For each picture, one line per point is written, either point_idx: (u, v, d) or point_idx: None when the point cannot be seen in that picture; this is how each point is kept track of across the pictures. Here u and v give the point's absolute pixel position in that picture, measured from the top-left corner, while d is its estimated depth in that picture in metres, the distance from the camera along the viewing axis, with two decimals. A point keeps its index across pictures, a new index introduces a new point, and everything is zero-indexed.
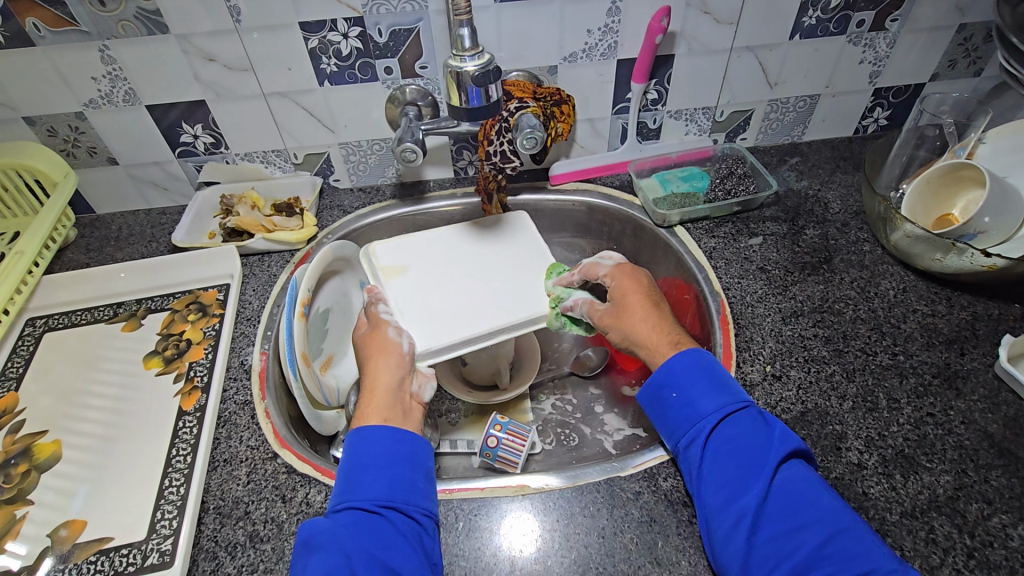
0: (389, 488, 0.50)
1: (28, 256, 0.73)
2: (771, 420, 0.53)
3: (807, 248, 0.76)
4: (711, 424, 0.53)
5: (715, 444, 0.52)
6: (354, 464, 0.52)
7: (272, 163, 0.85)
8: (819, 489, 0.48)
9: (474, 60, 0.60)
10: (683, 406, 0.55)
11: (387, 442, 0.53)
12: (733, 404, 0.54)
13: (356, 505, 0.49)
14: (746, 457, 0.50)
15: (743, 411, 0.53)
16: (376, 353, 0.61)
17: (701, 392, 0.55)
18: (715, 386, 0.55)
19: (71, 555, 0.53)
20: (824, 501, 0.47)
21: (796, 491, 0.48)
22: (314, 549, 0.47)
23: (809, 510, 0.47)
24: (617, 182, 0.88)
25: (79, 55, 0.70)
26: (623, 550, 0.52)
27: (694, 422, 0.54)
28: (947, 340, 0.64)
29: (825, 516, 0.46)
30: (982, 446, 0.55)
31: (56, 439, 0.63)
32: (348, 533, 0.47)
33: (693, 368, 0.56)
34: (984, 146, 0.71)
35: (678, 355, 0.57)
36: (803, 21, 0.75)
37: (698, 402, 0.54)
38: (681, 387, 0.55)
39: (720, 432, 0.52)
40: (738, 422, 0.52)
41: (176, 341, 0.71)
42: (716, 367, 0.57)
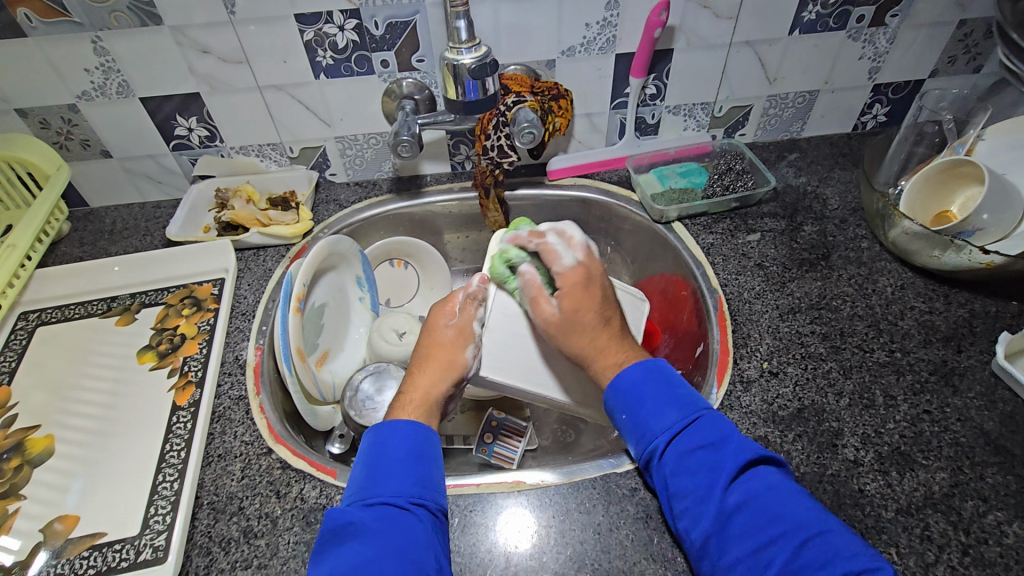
0: (418, 485, 0.50)
1: (21, 249, 0.72)
2: (725, 431, 0.51)
3: (805, 244, 0.75)
4: (663, 442, 0.52)
5: (669, 464, 0.51)
6: (381, 459, 0.52)
7: (267, 156, 0.84)
8: (784, 493, 0.47)
9: (471, 52, 0.59)
10: (635, 426, 0.54)
11: (414, 440, 0.53)
12: (684, 418, 0.52)
13: (386, 500, 0.49)
14: (702, 472, 0.49)
15: (693, 425, 0.52)
16: (437, 357, 0.61)
17: (651, 410, 0.53)
18: (663, 402, 0.54)
19: (63, 550, 0.53)
20: (787, 510, 0.45)
21: (759, 500, 0.46)
22: (343, 540, 0.46)
23: (774, 519, 0.45)
24: (615, 177, 0.88)
25: (71, 46, 0.69)
26: (619, 546, 0.52)
27: (647, 441, 0.53)
28: (944, 337, 0.64)
29: (792, 524, 0.44)
30: (979, 444, 0.55)
31: (48, 434, 0.62)
32: (379, 527, 0.47)
33: (642, 381, 0.55)
34: (984, 143, 0.71)
35: (628, 371, 0.56)
36: (803, 16, 0.74)
37: (647, 422, 0.53)
38: (630, 408, 0.54)
39: (671, 450, 0.51)
40: (691, 436, 0.51)
41: (170, 336, 0.71)
42: (665, 377, 0.56)
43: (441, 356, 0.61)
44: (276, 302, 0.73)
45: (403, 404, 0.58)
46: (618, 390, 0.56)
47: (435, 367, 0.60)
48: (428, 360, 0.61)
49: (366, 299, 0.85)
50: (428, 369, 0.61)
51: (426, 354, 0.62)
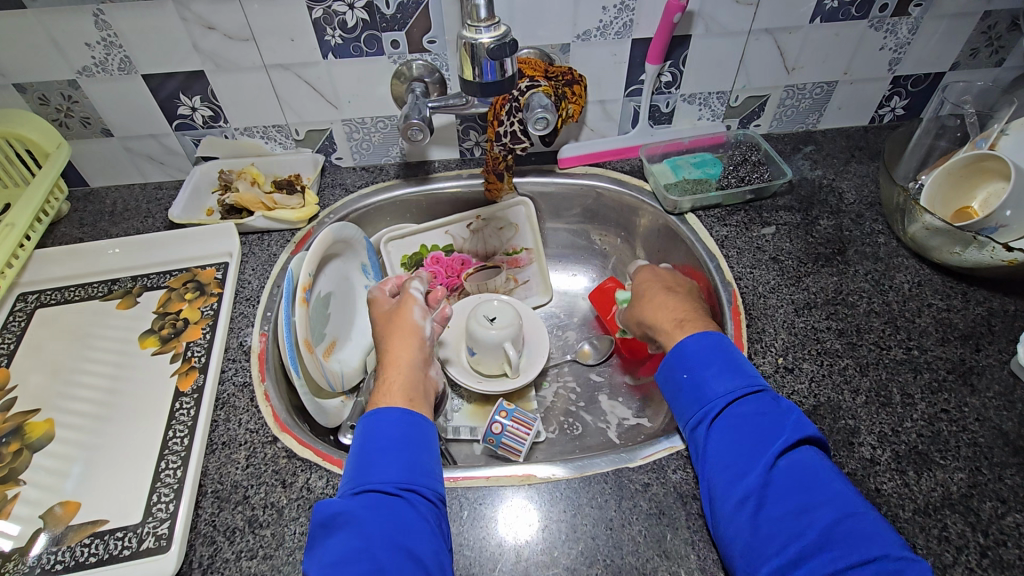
0: (407, 471, 0.49)
1: (19, 228, 0.70)
2: (786, 406, 0.52)
3: (821, 238, 0.74)
4: (721, 405, 0.53)
5: (727, 424, 0.52)
6: (367, 448, 0.51)
7: (272, 138, 0.82)
8: (828, 472, 0.48)
9: (490, 31, 0.57)
10: (695, 387, 0.55)
11: (398, 425, 0.52)
12: (748, 385, 0.54)
13: (373, 488, 0.48)
14: (756, 437, 0.50)
15: (754, 395, 0.53)
16: (393, 334, 0.62)
17: (715, 372, 0.55)
18: (730, 368, 0.55)
19: (64, 537, 0.52)
20: (835, 486, 0.46)
21: (806, 471, 0.47)
22: (333, 530, 0.45)
23: (819, 491, 0.46)
24: (627, 167, 0.86)
25: (72, 19, 0.67)
26: (631, 543, 0.51)
27: (703, 404, 0.54)
28: (962, 336, 0.63)
29: (834, 500, 0.45)
30: (997, 444, 0.55)
31: (49, 418, 0.61)
32: (367, 515, 0.46)
33: (709, 347, 0.57)
34: (1007, 138, 0.69)
35: (692, 340, 0.58)
36: (825, 4, 0.72)
37: (709, 384, 0.55)
38: (693, 368, 0.56)
39: (729, 414, 0.52)
40: (753, 403, 0.52)
41: (173, 320, 0.69)
42: (730, 349, 0.57)
43: (401, 327, 0.62)
44: (280, 288, 0.71)
45: (387, 380, 0.58)
46: (685, 351, 0.57)
47: (403, 336, 0.62)
48: (392, 333, 0.62)
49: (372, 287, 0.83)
50: (395, 340, 0.61)
51: (386, 333, 0.63)
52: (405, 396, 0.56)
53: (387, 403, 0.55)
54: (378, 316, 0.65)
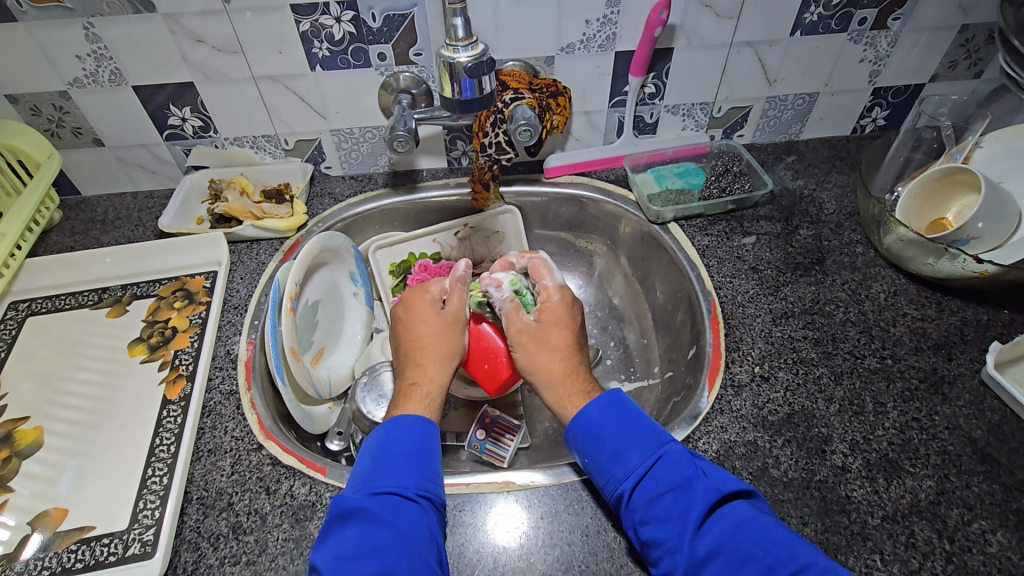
0: (425, 479, 0.50)
1: (10, 238, 0.71)
2: (692, 466, 0.50)
3: (800, 248, 0.75)
4: (629, 487, 0.50)
5: (638, 510, 0.49)
6: (387, 451, 0.51)
7: (262, 148, 0.84)
8: (757, 528, 0.45)
9: (468, 51, 0.58)
10: (599, 471, 0.53)
11: (419, 434, 0.53)
12: (646, 460, 0.51)
13: (392, 490, 0.48)
14: (672, 519, 0.47)
15: (657, 465, 0.50)
16: (430, 348, 0.61)
17: (613, 453, 0.52)
18: (626, 442, 0.52)
19: (51, 543, 0.53)
20: (767, 548, 0.44)
21: (732, 541, 0.45)
22: (351, 525, 0.46)
23: (752, 558, 0.44)
24: (612, 176, 0.87)
25: (62, 31, 0.68)
26: (606, 548, 0.52)
27: (613, 487, 0.51)
28: (935, 345, 0.64)
29: (769, 564, 0.43)
30: (966, 452, 0.56)
31: (37, 425, 0.62)
32: (387, 515, 0.47)
33: (601, 420, 0.54)
34: (981, 151, 0.71)
35: (590, 407, 0.55)
36: (805, 18, 0.74)
37: (610, 469, 0.52)
38: (595, 449, 0.53)
39: (637, 499, 0.49)
40: (658, 477, 0.49)
41: (161, 328, 0.70)
42: (625, 411, 0.55)
43: (442, 343, 0.62)
44: (268, 297, 0.72)
45: (413, 388, 0.58)
46: (581, 429, 0.55)
47: (440, 354, 0.61)
48: (427, 347, 0.61)
49: (360, 294, 0.85)
50: (425, 362, 0.60)
51: (416, 343, 0.62)
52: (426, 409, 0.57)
53: (409, 408, 0.56)
54: (421, 331, 0.62)
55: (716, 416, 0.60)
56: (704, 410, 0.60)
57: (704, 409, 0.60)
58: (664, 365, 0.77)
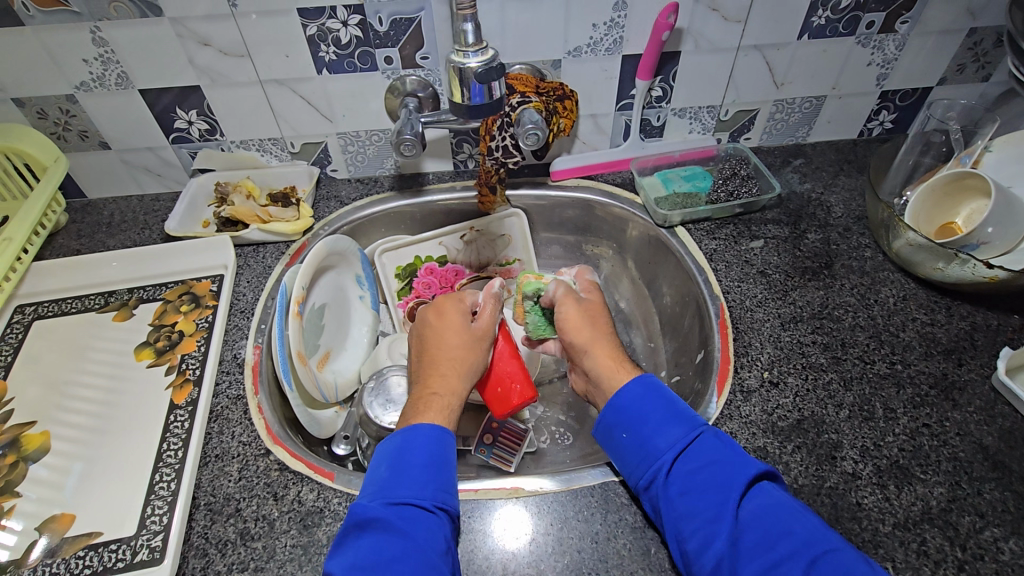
0: (441, 490, 0.50)
1: (17, 242, 0.71)
2: (730, 444, 0.51)
3: (808, 252, 0.75)
4: (669, 459, 0.51)
5: (678, 482, 0.50)
6: (404, 461, 0.51)
7: (268, 151, 0.84)
8: (791, 508, 0.46)
9: (478, 56, 0.58)
10: (637, 446, 0.53)
11: (436, 445, 0.53)
12: (687, 434, 0.52)
13: (410, 502, 0.48)
14: (711, 490, 0.48)
15: (698, 442, 0.51)
16: (454, 361, 0.60)
17: (654, 427, 0.53)
18: (668, 418, 0.53)
19: (59, 549, 0.53)
20: (802, 524, 0.44)
21: (767, 517, 0.45)
22: (368, 535, 0.46)
23: (788, 532, 0.44)
24: (619, 180, 0.87)
25: (69, 35, 0.68)
26: (616, 555, 0.52)
27: (650, 462, 0.52)
28: (945, 351, 0.64)
29: (804, 539, 0.43)
30: (977, 459, 0.55)
31: (45, 430, 0.62)
32: (405, 527, 0.46)
33: (641, 399, 0.55)
34: (991, 155, 0.71)
35: (627, 388, 0.56)
36: (812, 21, 0.73)
37: (650, 441, 0.52)
38: (631, 426, 0.54)
39: (677, 471, 0.50)
40: (700, 453, 0.50)
41: (168, 333, 0.70)
42: (662, 393, 0.55)
43: (466, 357, 0.61)
44: (275, 301, 0.72)
45: (433, 397, 0.57)
46: (618, 408, 0.56)
47: (463, 367, 0.60)
48: (450, 359, 0.60)
49: (366, 297, 0.84)
50: (445, 371, 0.59)
51: (439, 354, 0.60)
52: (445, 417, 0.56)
53: (427, 419, 0.55)
54: (442, 342, 0.61)
55: (726, 422, 0.59)
56: (713, 415, 0.60)
57: (713, 415, 0.60)
58: (672, 369, 0.77)
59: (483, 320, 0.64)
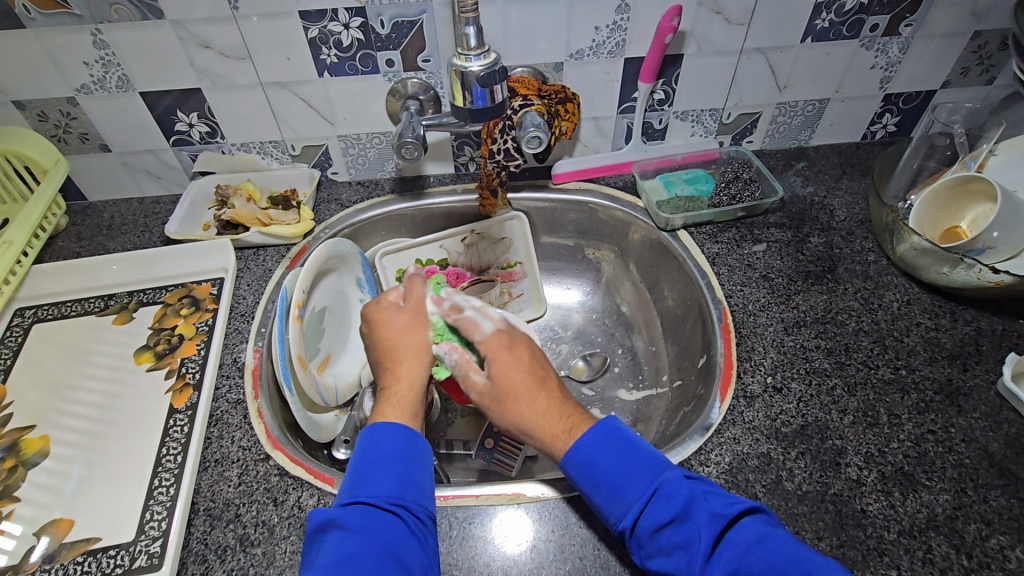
0: (401, 485, 0.49)
1: (17, 245, 0.71)
2: (692, 484, 0.48)
3: (811, 256, 0.75)
4: (635, 516, 0.47)
5: (646, 546, 0.46)
6: (365, 460, 0.51)
7: (268, 154, 0.83)
8: (771, 542, 0.43)
9: (480, 59, 0.58)
10: (599, 508, 0.50)
11: (398, 441, 0.52)
12: (646, 489, 0.48)
13: (368, 499, 0.48)
14: (677, 551, 0.45)
15: (661, 488, 0.48)
16: (404, 351, 0.60)
17: (608, 489, 0.49)
18: (622, 473, 0.49)
19: (57, 554, 0.52)
20: (785, 551, 0.42)
21: (749, 564, 0.42)
22: (328, 535, 0.46)
23: (771, 571, 0.41)
24: (621, 183, 0.87)
25: (70, 38, 0.68)
26: (618, 562, 0.51)
27: (619, 517, 0.48)
28: (950, 356, 0.64)
29: (789, 575, 0.41)
30: (982, 466, 0.55)
31: (43, 434, 0.61)
32: (362, 524, 0.46)
33: (598, 449, 0.51)
34: (995, 158, 0.70)
35: (586, 434, 0.52)
36: (816, 24, 0.73)
37: (609, 505, 0.49)
38: (595, 483, 0.49)
39: (642, 533, 0.47)
40: (666, 500, 0.47)
41: (167, 336, 0.70)
42: (619, 439, 0.51)
43: (412, 343, 0.61)
44: (275, 304, 0.72)
45: (391, 394, 0.57)
46: (575, 464, 0.51)
47: (413, 354, 0.60)
48: (399, 347, 0.60)
49: (366, 301, 0.84)
50: (402, 361, 0.60)
51: (391, 347, 0.60)
52: (410, 412, 0.56)
53: (388, 416, 0.55)
54: (386, 328, 0.62)
55: (729, 428, 0.59)
56: (716, 422, 0.60)
57: (715, 421, 0.60)
58: (674, 373, 0.77)
59: (415, 298, 0.64)
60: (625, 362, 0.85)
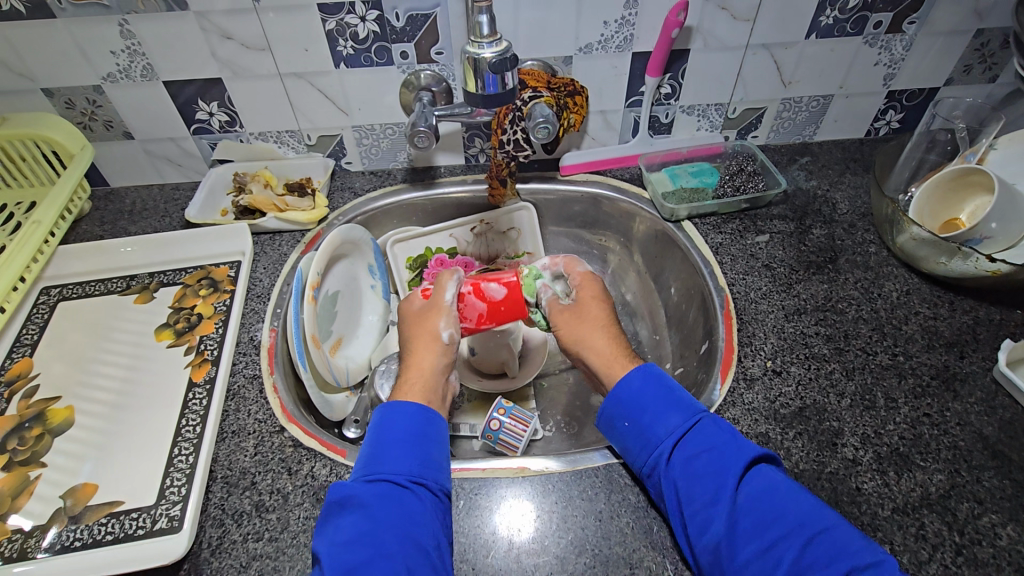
0: (420, 464, 0.51)
1: (45, 225, 0.74)
2: (730, 433, 0.51)
3: (813, 247, 0.76)
4: (668, 447, 0.52)
5: (677, 469, 0.50)
6: (385, 435, 0.53)
7: (285, 143, 0.86)
8: (787, 491, 0.47)
9: (492, 47, 0.60)
10: (636, 435, 0.54)
11: (416, 420, 0.54)
12: (686, 422, 0.52)
13: (387, 476, 0.50)
14: (709, 476, 0.48)
15: (696, 430, 0.52)
16: (424, 338, 0.62)
17: (653, 416, 0.53)
18: (665, 407, 0.54)
19: (82, 516, 0.55)
20: (802, 502, 0.46)
21: (764, 501, 0.46)
22: (346, 511, 0.47)
23: (785, 512, 0.45)
24: (627, 175, 0.89)
25: (99, 29, 0.70)
26: (619, 533, 0.53)
27: (651, 449, 0.52)
28: (947, 343, 0.65)
29: (799, 518, 0.45)
30: (977, 448, 0.56)
31: (68, 405, 0.64)
32: (380, 499, 0.48)
33: (641, 389, 0.55)
34: (995, 152, 0.73)
35: (632, 376, 0.56)
36: (820, 21, 0.75)
37: (651, 429, 0.53)
38: (633, 416, 0.54)
39: (677, 457, 0.51)
40: (697, 439, 0.51)
41: (187, 315, 0.73)
42: (663, 383, 0.56)
43: (430, 328, 0.62)
44: (290, 286, 0.74)
45: (408, 380, 0.59)
46: (621, 397, 0.55)
47: (427, 340, 0.61)
48: (418, 335, 0.62)
49: (378, 287, 0.86)
50: (421, 348, 0.61)
51: (414, 334, 0.63)
52: (423, 396, 0.57)
53: (407, 399, 0.57)
54: (409, 315, 0.65)
55: (729, 408, 0.61)
56: (717, 401, 0.61)
57: (716, 401, 0.61)
58: (676, 361, 0.78)
59: (438, 291, 0.65)
60: (629, 350, 0.87)
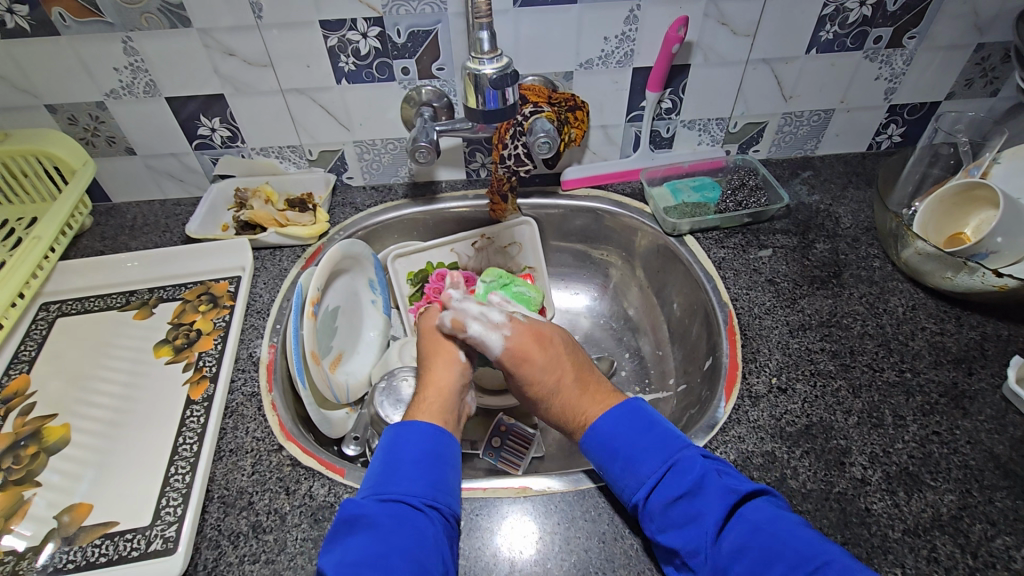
0: (432, 487, 0.50)
1: (45, 241, 0.74)
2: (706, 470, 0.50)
3: (817, 261, 0.76)
4: (642, 496, 0.50)
5: (656, 519, 0.49)
6: (395, 458, 0.52)
7: (287, 158, 0.86)
8: (770, 528, 0.45)
9: (493, 63, 0.60)
10: (613, 483, 0.53)
11: (429, 440, 0.54)
12: (659, 467, 0.51)
13: (399, 498, 0.49)
14: (687, 524, 0.47)
15: (669, 472, 0.51)
16: (440, 357, 0.63)
17: (625, 464, 0.52)
18: (637, 451, 0.53)
19: (76, 537, 0.54)
20: (791, 541, 0.44)
21: (750, 544, 0.45)
22: (355, 532, 0.46)
23: (771, 550, 0.44)
24: (629, 190, 0.88)
25: (102, 46, 0.71)
26: (623, 555, 0.52)
27: (630, 497, 0.51)
28: (955, 359, 0.64)
29: (785, 562, 0.43)
30: (988, 467, 0.55)
31: (65, 423, 0.63)
32: (391, 523, 0.47)
33: (612, 433, 0.55)
34: (999, 166, 0.72)
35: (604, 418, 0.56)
36: (820, 36, 0.75)
37: (623, 478, 0.52)
38: (606, 464, 0.54)
39: (652, 505, 0.50)
40: (669, 485, 0.50)
41: (186, 331, 0.72)
42: (636, 425, 0.55)
43: (447, 348, 0.64)
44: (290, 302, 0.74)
45: (423, 396, 0.60)
46: (593, 442, 0.55)
47: (445, 359, 0.63)
48: (435, 354, 0.64)
49: (378, 302, 0.86)
50: (437, 366, 0.63)
51: (431, 353, 0.64)
52: (434, 412, 0.57)
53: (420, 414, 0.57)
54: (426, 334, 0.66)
55: (734, 426, 0.60)
56: (721, 420, 0.60)
57: (721, 419, 0.60)
58: (680, 377, 0.77)
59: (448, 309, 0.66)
60: (632, 365, 0.86)
